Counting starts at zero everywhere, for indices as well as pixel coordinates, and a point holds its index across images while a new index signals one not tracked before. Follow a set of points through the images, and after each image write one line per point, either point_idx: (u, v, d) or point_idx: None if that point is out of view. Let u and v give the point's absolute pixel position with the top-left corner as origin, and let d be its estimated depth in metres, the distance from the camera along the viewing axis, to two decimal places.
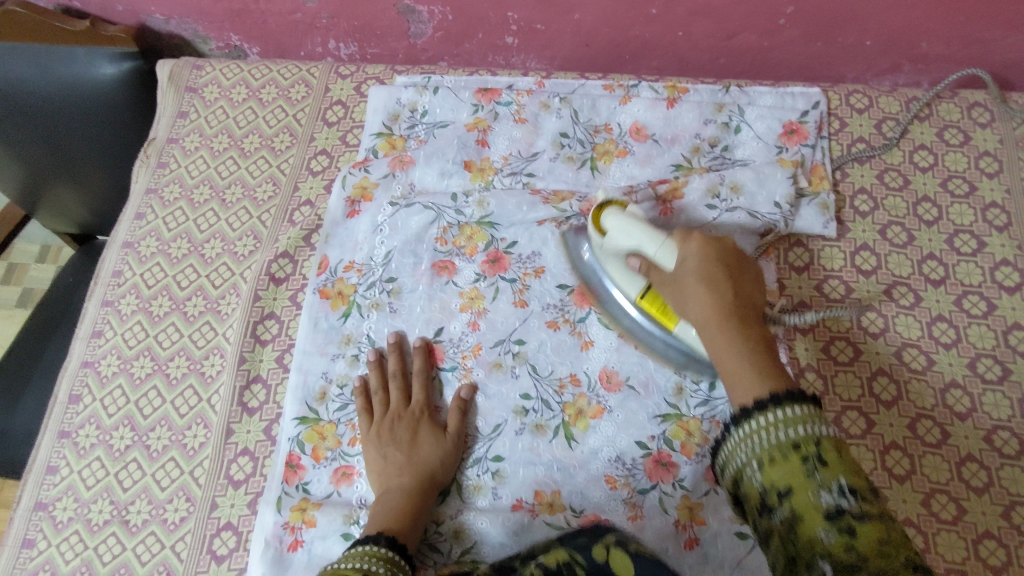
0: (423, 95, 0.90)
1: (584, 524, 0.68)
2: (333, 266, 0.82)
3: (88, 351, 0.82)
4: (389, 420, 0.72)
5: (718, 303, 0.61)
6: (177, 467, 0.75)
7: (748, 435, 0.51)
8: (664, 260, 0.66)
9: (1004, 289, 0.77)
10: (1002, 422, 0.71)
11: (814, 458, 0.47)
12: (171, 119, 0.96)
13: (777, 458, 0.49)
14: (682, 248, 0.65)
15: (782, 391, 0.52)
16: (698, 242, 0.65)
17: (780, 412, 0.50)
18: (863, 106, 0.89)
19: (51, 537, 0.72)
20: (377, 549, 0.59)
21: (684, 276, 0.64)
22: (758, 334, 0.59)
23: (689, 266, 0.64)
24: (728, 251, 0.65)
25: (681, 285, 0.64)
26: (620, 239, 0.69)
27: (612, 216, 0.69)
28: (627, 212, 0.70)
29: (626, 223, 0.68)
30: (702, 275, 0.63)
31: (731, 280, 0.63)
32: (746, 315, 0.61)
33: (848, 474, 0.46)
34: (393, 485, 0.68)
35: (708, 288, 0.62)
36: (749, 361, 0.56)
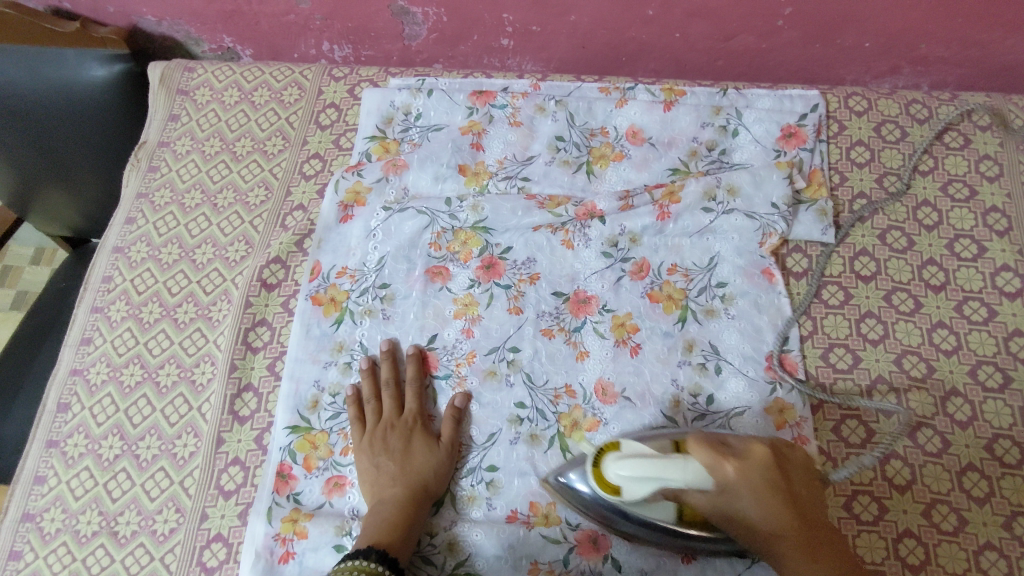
0: (417, 98, 0.89)
1: (580, 536, 0.67)
2: (325, 272, 0.81)
3: (77, 358, 0.81)
4: (382, 430, 0.71)
5: (788, 520, 0.56)
6: (167, 477, 0.74)
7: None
8: (699, 487, 0.55)
9: (1005, 295, 0.76)
10: (1004, 431, 0.70)
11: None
12: (162, 122, 0.95)
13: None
14: (714, 471, 0.55)
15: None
16: (737, 467, 0.55)
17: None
18: (862, 109, 0.88)
19: (39, 548, 0.71)
20: (366, 563, 0.58)
21: (730, 497, 0.56)
22: (827, 536, 0.57)
23: (741, 492, 0.55)
24: (766, 462, 0.56)
25: (730, 510, 0.56)
26: (638, 484, 0.57)
27: (614, 466, 0.59)
28: (626, 455, 0.59)
29: (635, 477, 0.57)
30: (759, 501, 0.55)
31: (780, 484, 0.56)
32: (818, 541, 0.56)
33: None
34: (386, 497, 0.67)
35: (769, 514, 0.56)
36: (840, 573, 0.55)
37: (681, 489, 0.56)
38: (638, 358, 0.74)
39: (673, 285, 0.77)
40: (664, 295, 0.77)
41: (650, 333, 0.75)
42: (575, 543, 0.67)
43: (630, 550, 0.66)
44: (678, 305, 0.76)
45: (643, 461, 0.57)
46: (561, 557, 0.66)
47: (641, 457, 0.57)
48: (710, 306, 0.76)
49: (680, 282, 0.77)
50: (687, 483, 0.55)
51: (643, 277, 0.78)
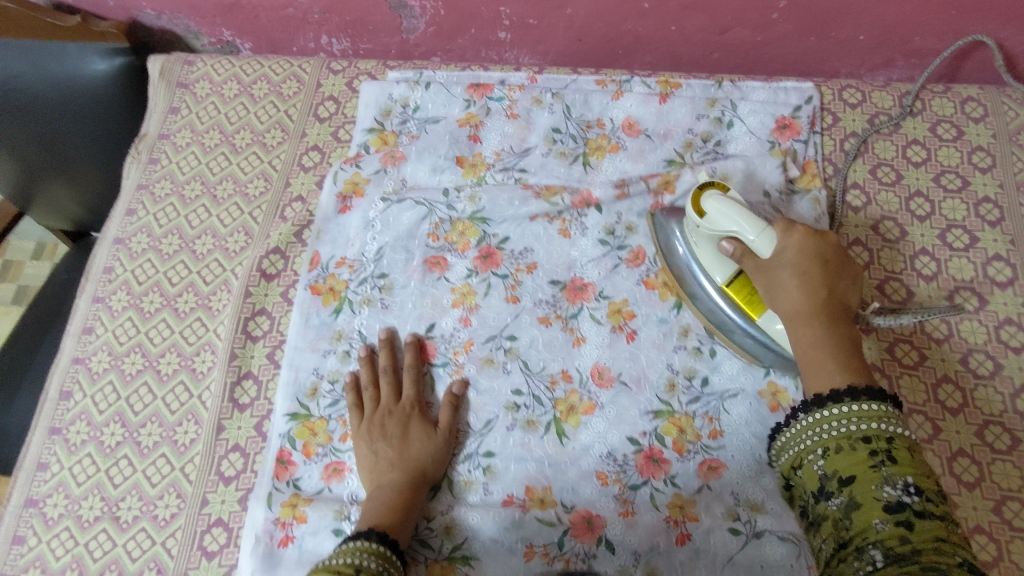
0: (415, 91, 0.90)
1: (575, 519, 0.68)
2: (324, 262, 0.82)
3: (79, 347, 0.82)
4: (381, 414, 0.72)
5: (812, 299, 0.62)
6: (168, 464, 0.75)
7: (806, 425, 0.57)
8: (762, 250, 0.65)
9: (996, 284, 0.77)
10: (995, 417, 0.71)
11: (882, 453, 0.51)
12: (162, 115, 0.95)
13: (841, 448, 0.53)
14: (781, 239, 0.64)
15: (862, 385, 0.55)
16: (799, 238, 0.64)
17: (860, 405, 0.54)
18: (856, 101, 0.89)
19: (42, 533, 0.72)
20: (368, 543, 0.59)
21: (779, 259, 0.64)
22: (842, 332, 0.61)
23: (789, 262, 0.63)
24: (829, 248, 0.65)
25: (776, 272, 0.64)
26: (720, 225, 0.67)
27: (713, 199, 0.68)
28: (727, 197, 0.68)
29: (723, 208, 0.66)
30: (798, 274, 0.63)
31: (829, 275, 0.63)
32: (836, 318, 0.61)
33: (916, 472, 0.49)
34: (385, 480, 0.68)
35: (803, 287, 0.62)
36: (837, 358, 0.58)
37: (749, 240, 0.65)
38: (634, 344, 0.75)
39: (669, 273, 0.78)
40: (659, 283, 0.78)
41: (646, 320, 0.76)
42: (570, 526, 0.68)
43: (624, 534, 0.67)
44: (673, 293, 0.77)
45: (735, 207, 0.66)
46: (556, 540, 0.67)
47: (739, 202, 0.67)
48: None
49: None
50: (757, 239, 0.65)
51: (639, 265, 0.79)
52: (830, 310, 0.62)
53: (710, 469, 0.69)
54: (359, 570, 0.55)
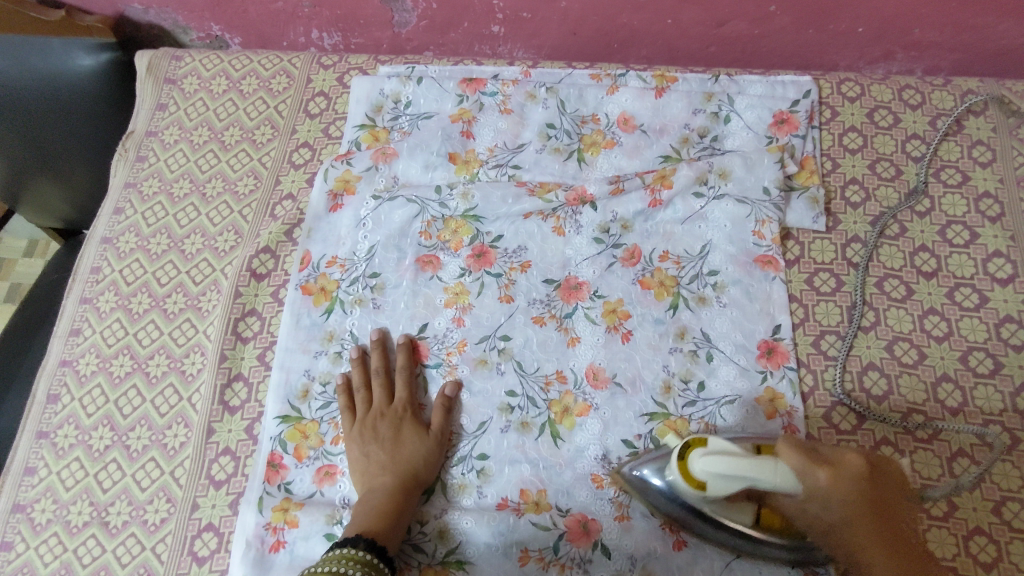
0: (407, 86, 0.88)
1: (570, 523, 0.67)
2: (315, 261, 0.80)
3: (67, 349, 0.80)
4: (373, 418, 0.71)
5: (875, 535, 0.56)
6: (158, 468, 0.73)
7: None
8: (787, 492, 0.56)
9: (997, 281, 0.76)
10: (994, 416, 0.70)
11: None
12: (150, 112, 0.94)
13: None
14: (806, 479, 0.56)
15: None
16: (828, 473, 0.56)
17: None
18: (855, 95, 0.87)
19: (30, 539, 0.71)
20: (355, 551, 0.58)
21: (816, 506, 0.57)
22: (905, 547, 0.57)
23: (827, 496, 0.56)
24: (860, 470, 0.57)
25: (816, 512, 0.57)
26: (723, 482, 0.58)
27: (700, 460, 0.59)
28: (713, 450, 0.59)
29: (721, 465, 0.57)
30: (853, 509, 0.56)
31: (870, 492, 0.57)
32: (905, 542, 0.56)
33: None
34: (376, 484, 0.67)
35: (846, 515, 0.57)
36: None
37: (768, 488, 0.56)
38: (630, 345, 0.74)
39: (665, 272, 0.77)
40: (655, 281, 0.76)
41: (642, 320, 0.75)
42: (565, 531, 0.67)
43: (620, 537, 0.66)
44: (669, 292, 0.76)
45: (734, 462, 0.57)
46: (551, 544, 0.67)
47: (730, 445, 0.59)
48: (701, 294, 0.76)
49: (671, 269, 0.77)
50: (775, 485, 0.56)
51: (634, 264, 0.78)
52: (890, 529, 0.57)
53: None
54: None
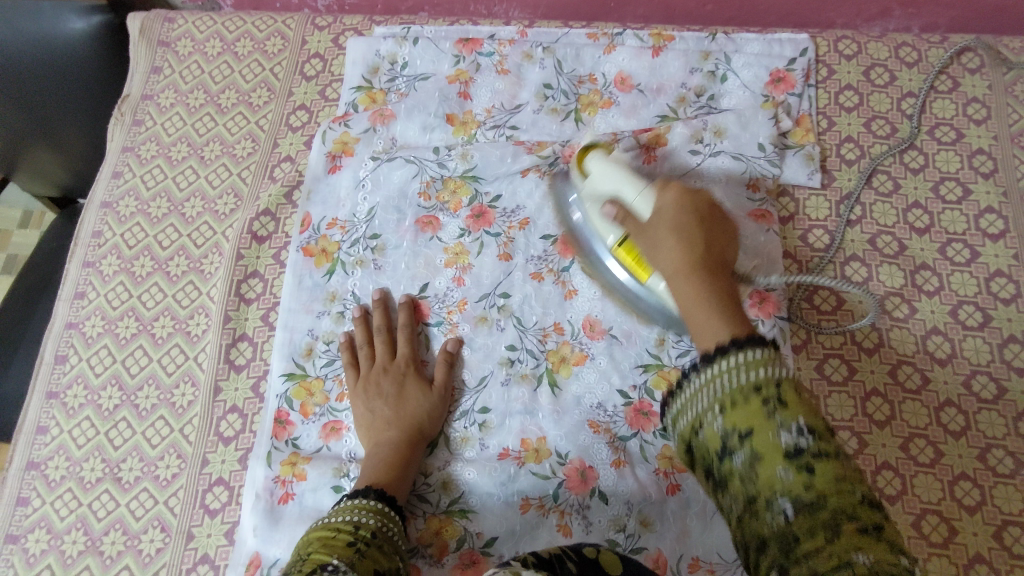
0: (403, 46, 0.88)
1: (569, 472, 0.69)
2: (315, 223, 0.81)
3: (72, 311, 0.81)
4: (380, 372, 0.73)
5: (695, 256, 0.54)
6: (167, 425, 0.75)
7: (715, 374, 0.46)
8: (640, 211, 0.61)
9: (988, 237, 0.78)
10: (982, 367, 0.72)
11: (774, 398, 0.43)
12: (145, 75, 0.93)
13: (736, 403, 0.45)
14: (659, 199, 0.60)
15: (743, 333, 0.47)
16: (675, 195, 0.59)
17: (744, 353, 0.45)
18: (852, 53, 0.87)
19: (45, 494, 0.73)
20: (367, 501, 0.60)
21: (657, 224, 0.58)
22: (726, 288, 0.53)
23: (665, 221, 0.57)
24: (704, 206, 0.59)
25: (655, 236, 0.58)
26: (601, 183, 0.66)
27: (594, 159, 0.68)
28: (607, 157, 0.68)
29: (604, 171, 0.66)
30: (672, 228, 0.56)
31: (705, 231, 0.57)
32: (719, 273, 0.54)
33: (806, 415, 0.43)
34: (383, 438, 0.69)
35: (679, 240, 0.55)
36: (717, 310, 0.50)
37: (628, 197, 0.62)
38: None
39: None
40: None
41: None
42: (565, 479, 0.69)
43: (617, 484, 0.69)
44: None
45: (616, 169, 0.66)
46: (551, 492, 0.69)
47: (618, 164, 0.67)
48: None
49: None
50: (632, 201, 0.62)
51: None
52: (712, 262, 0.54)
53: None
54: (358, 527, 0.56)
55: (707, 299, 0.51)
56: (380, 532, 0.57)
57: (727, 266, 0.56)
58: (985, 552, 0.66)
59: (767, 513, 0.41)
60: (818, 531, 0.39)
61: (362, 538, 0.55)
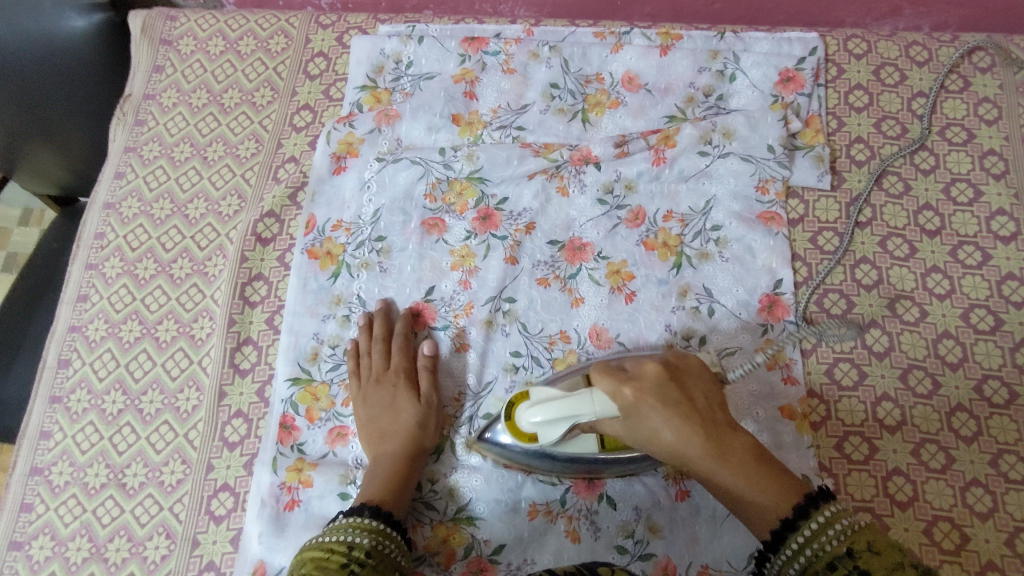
0: (408, 45, 0.87)
1: (576, 478, 0.69)
2: (320, 225, 0.80)
3: (75, 315, 0.80)
4: (372, 385, 0.72)
5: (699, 434, 0.56)
6: (171, 430, 0.75)
7: (792, 554, 0.52)
8: (609, 417, 0.58)
9: (1000, 239, 0.77)
10: (994, 371, 0.72)
11: (853, 566, 0.49)
12: (147, 74, 0.92)
13: (830, 569, 0.50)
14: (618, 402, 0.57)
15: (795, 502, 0.54)
16: (633, 389, 0.56)
17: (808, 527, 0.52)
18: (862, 52, 0.86)
19: (49, 500, 0.73)
20: (361, 519, 0.59)
21: (636, 419, 0.57)
22: (742, 443, 0.57)
23: (646, 414, 0.56)
24: (663, 377, 0.57)
25: (643, 432, 0.58)
26: (553, 426, 0.60)
27: (524, 412, 0.61)
28: (535, 400, 0.61)
29: (547, 410, 0.59)
30: (656, 411, 0.56)
31: (686, 399, 0.57)
32: (724, 433, 0.56)
33: (887, 565, 0.47)
34: (385, 451, 0.68)
35: (676, 432, 0.56)
36: (763, 483, 0.55)
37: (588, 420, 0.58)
38: (633, 305, 0.75)
39: (669, 232, 0.77)
40: (659, 242, 0.77)
41: (645, 281, 0.76)
42: (572, 485, 0.69)
43: (625, 490, 0.69)
44: (673, 252, 0.76)
45: (554, 404, 0.59)
46: (558, 498, 0.69)
47: (551, 392, 0.60)
48: (704, 251, 0.76)
49: (675, 229, 0.77)
50: (594, 419, 0.58)
51: (639, 225, 0.78)
52: (709, 430, 0.56)
53: None
54: (352, 547, 0.55)
55: (745, 481, 0.55)
56: (376, 551, 0.56)
57: (719, 414, 0.58)
58: (997, 559, 0.65)
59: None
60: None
61: (356, 560, 0.54)
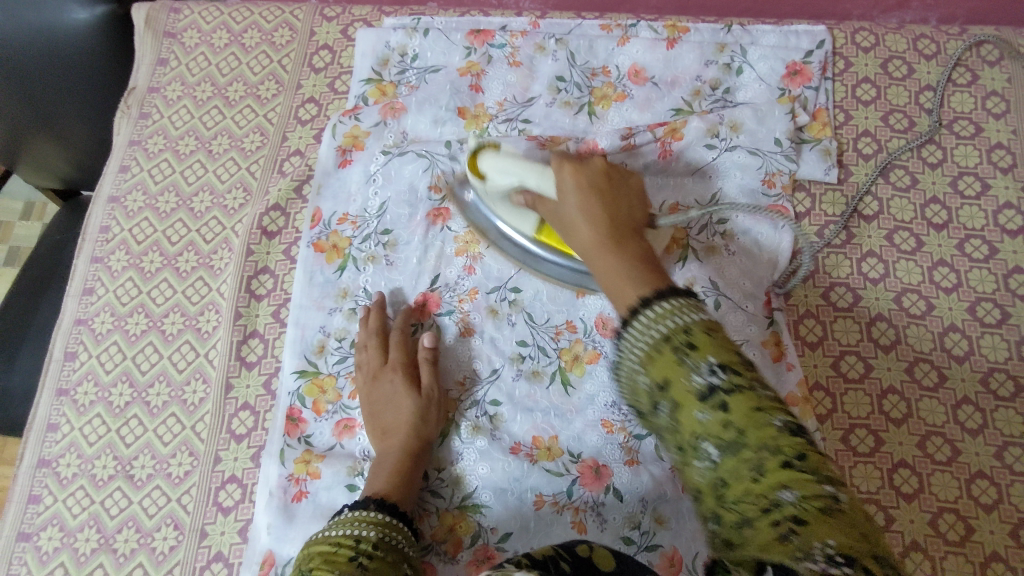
0: (413, 38, 0.87)
1: (583, 469, 0.69)
2: (326, 218, 0.80)
3: (81, 308, 0.80)
4: (371, 380, 0.72)
5: (602, 230, 0.55)
6: (179, 423, 0.75)
7: (630, 336, 0.42)
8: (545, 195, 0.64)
9: (1007, 233, 0.77)
10: (1000, 364, 0.72)
11: (685, 343, 0.40)
12: (151, 67, 0.92)
13: (654, 350, 0.41)
14: (557, 178, 0.62)
15: (662, 288, 0.44)
16: (570, 169, 0.61)
17: (660, 305, 0.42)
18: (869, 45, 0.86)
19: (57, 492, 0.73)
20: (366, 513, 0.58)
21: (563, 210, 0.60)
22: (640, 248, 0.53)
23: (567, 195, 0.60)
24: (601, 173, 0.61)
25: (563, 215, 0.60)
26: (502, 177, 0.68)
27: (487, 159, 0.69)
28: (500, 154, 0.69)
29: (500, 166, 0.68)
30: (579, 208, 0.58)
31: (607, 200, 0.58)
32: (627, 237, 0.54)
33: (720, 353, 0.39)
34: (393, 446, 0.68)
35: (581, 209, 0.58)
36: (636, 276, 0.48)
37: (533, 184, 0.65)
38: None
39: None
40: None
41: None
42: (579, 476, 0.69)
43: (631, 481, 0.69)
44: (679, 245, 0.76)
45: (511, 160, 0.67)
46: (565, 489, 0.69)
47: (512, 154, 0.68)
48: (710, 243, 0.76)
49: None
50: (538, 186, 0.65)
51: None
52: (613, 230, 0.55)
53: None
54: (360, 541, 0.54)
55: (620, 262, 0.51)
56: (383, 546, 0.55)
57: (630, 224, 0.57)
58: (1002, 550, 0.65)
59: (697, 460, 0.39)
60: (741, 469, 0.37)
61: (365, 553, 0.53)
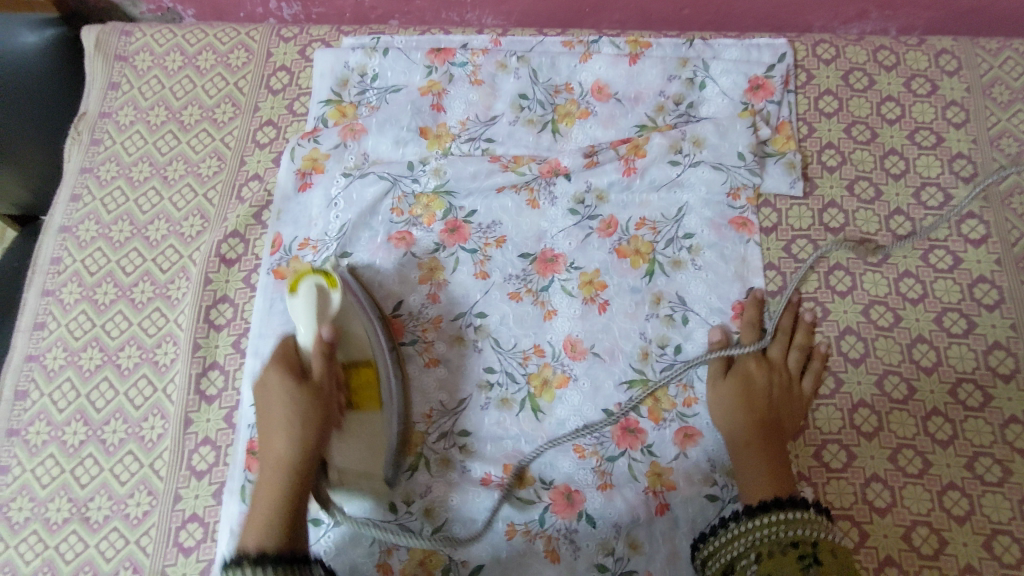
0: (372, 57, 0.85)
1: (555, 496, 0.68)
2: (287, 245, 0.78)
3: (32, 343, 0.78)
4: (279, 391, 0.60)
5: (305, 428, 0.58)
6: (137, 461, 0.72)
7: (753, 527, 0.60)
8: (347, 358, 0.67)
9: (970, 242, 0.77)
10: (967, 374, 0.72)
11: (812, 558, 0.56)
12: (102, 92, 0.89)
13: (775, 554, 0.58)
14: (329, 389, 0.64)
15: (785, 497, 0.61)
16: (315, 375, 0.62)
17: (786, 513, 0.59)
18: (830, 57, 0.86)
19: (8, 538, 0.70)
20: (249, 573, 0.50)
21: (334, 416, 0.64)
22: (303, 418, 0.59)
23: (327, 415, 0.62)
24: (755, 395, 0.70)
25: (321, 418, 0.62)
26: (298, 313, 0.65)
27: (308, 286, 0.65)
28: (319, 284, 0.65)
29: (305, 306, 0.65)
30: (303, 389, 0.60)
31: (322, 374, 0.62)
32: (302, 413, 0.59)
33: (839, 575, 0.54)
34: (272, 466, 0.57)
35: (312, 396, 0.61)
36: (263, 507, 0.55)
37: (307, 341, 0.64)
38: (607, 316, 0.74)
39: (641, 240, 0.77)
40: (631, 250, 0.76)
41: (618, 289, 0.75)
42: (551, 503, 0.68)
43: (604, 507, 0.68)
44: (645, 260, 0.76)
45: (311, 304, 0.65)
46: (537, 517, 0.68)
47: (316, 296, 0.65)
48: (677, 258, 0.76)
49: (648, 236, 0.77)
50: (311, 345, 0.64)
51: (611, 234, 0.77)
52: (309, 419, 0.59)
53: (687, 437, 0.70)
54: None
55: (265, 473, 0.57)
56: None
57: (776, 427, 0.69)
58: (975, 562, 0.65)
59: None
60: None
61: None
